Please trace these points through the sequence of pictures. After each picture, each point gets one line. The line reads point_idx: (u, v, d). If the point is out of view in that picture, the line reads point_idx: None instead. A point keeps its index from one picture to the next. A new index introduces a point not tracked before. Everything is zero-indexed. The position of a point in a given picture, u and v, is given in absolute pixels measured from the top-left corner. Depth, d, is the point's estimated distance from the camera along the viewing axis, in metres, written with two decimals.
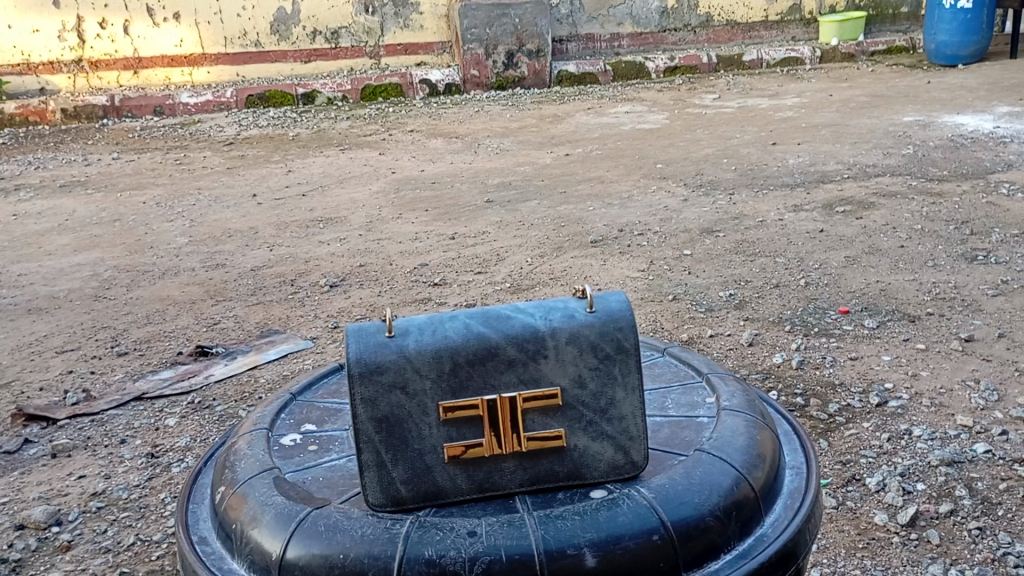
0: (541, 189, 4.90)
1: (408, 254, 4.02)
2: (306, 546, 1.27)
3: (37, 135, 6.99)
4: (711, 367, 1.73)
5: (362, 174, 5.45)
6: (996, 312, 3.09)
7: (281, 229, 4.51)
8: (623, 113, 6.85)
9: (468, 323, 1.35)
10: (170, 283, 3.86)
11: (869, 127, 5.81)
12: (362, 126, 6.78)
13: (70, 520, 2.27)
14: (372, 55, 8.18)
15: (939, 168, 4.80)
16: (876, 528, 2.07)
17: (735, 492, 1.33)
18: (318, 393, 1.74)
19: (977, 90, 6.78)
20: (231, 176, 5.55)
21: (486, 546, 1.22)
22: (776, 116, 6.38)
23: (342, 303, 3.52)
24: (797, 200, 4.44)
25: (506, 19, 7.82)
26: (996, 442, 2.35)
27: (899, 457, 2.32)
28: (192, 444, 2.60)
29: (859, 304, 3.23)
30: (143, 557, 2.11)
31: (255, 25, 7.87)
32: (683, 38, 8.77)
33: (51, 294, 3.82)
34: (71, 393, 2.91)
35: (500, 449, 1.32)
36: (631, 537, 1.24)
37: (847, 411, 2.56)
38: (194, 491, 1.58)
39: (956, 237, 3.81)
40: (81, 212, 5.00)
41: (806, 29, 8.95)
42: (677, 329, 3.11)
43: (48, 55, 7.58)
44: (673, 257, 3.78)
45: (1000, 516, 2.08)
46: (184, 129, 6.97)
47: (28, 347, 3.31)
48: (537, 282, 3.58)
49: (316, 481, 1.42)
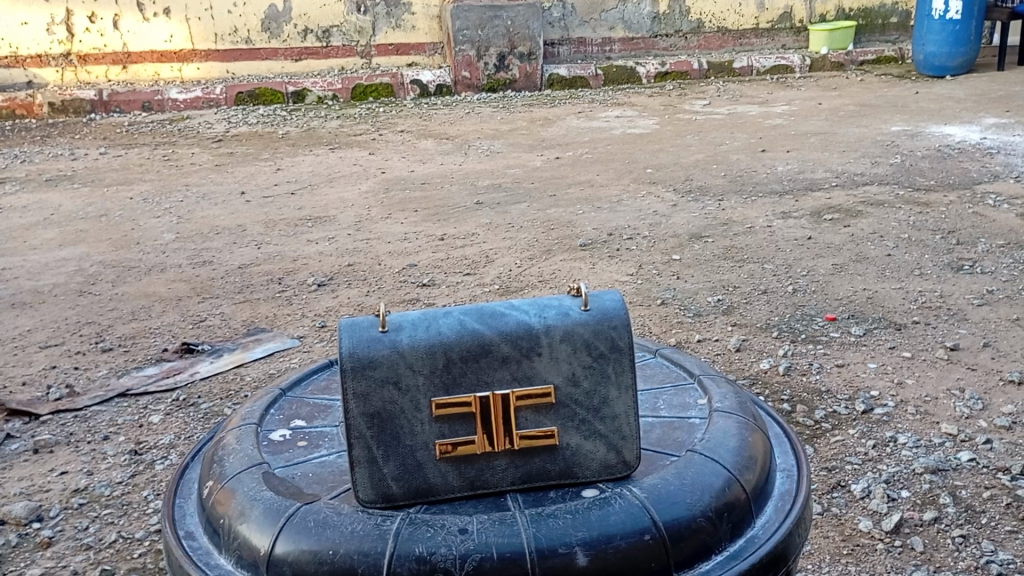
0: (531, 192, 4.90)
1: (397, 254, 4.00)
2: (295, 541, 1.26)
3: (24, 128, 6.93)
4: (703, 368, 1.73)
5: (351, 173, 5.43)
6: (982, 322, 3.11)
7: (269, 227, 4.48)
8: (613, 117, 6.86)
9: (462, 319, 1.34)
10: (156, 279, 3.84)
11: (857, 136, 5.84)
12: (352, 126, 6.76)
13: (51, 516, 2.24)
14: (363, 55, 8.15)
15: (926, 178, 4.83)
16: (861, 534, 2.08)
17: (726, 493, 1.33)
18: (307, 390, 1.72)
19: (964, 102, 6.83)
20: (220, 173, 5.52)
21: (477, 544, 1.22)
22: (765, 123, 6.40)
23: (330, 302, 3.50)
24: (785, 208, 4.45)
25: (497, 21, 7.82)
26: (980, 451, 2.36)
27: (883, 465, 2.33)
28: (176, 441, 2.57)
29: (847, 311, 3.24)
30: (125, 554, 2.09)
31: (246, 22, 7.83)
32: (674, 44, 8.79)
33: (35, 289, 3.78)
34: (54, 388, 2.88)
35: (492, 447, 1.31)
36: (623, 537, 1.23)
37: (833, 417, 2.56)
38: (181, 486, 1.56)
39: (943, 247, 3.83)
40: (67, 206, 4.96)
41: (796, 37, 9.00)
42: (664, 333, 3.11)
43: (37, 48, 7.53)
44: (662, 262, 3.79)
45: (983, 524, 2.09)
46: (172, 125, 6.93)
47: (11, 341, 3.27)
48: (525, 284, 3.57)
49: (305, 477, 1.40)
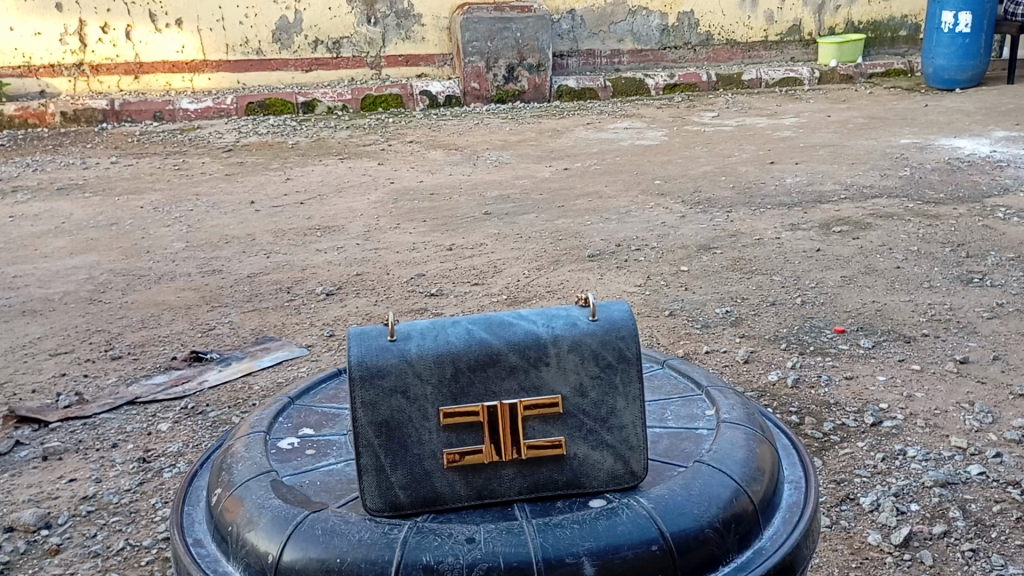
0: (540, 203, 4.90)
1: (405, 264, 4.01)
2: (302, 549, 1.26)
3: (36, 138, 6.98)
4: (711, 380, 1.73)
5: (360, 183, 5.45)
6: (992, 335, 3.10)
7: (278, 236, 4.50)
8: (622, 128, 6.88)
9: (470, 329, 1.35)
10: (165, 287, 3.85)
11: (866, 149, 5.84)
12: (361, 136, 6.79)
13: (60, 523, 2.25)
14: (373, 66, 8.20)
15: (935, 191, 4.82)
16: (869, 548, 2.07)
17: (734, 505, 1.33)
18: (315, 398, 1.73)
19: (974, 115, 6.82)
20: (230, 182, 5.56)
21: (484, 553, 1.22)
22: (774, 136, 6.40)
23: (338, 311, 3.51)
24: (794, 220, 4.44)
25: (507, 33, 7.85)
26: (990, 464, 2.35)
27: (893, 478, 2.32)
28: (184, 449, 2.58)
29: (855, 324, 3.23)
30: (132, 562, 2.10)
31: (257, 33, 7.88)
32: (683, 57, 8.81)
33: (45, 297, 3.80)
34: (63, 396, 2.90)
35: (499, 457, 1.32)
36: (630, 547, 1.23)
37: (842, 430, 2.55)
38: (189, 493, 1.57)
39: (952, 259, 3.82)
40: (78, 215, 4.99)
41: (805, 50, 9.01)
42: (672, 344, 3.11)
43: (49, 58, 7.60)
44: (671, 273, 3.79)
45: (994, 538, 2.08)
46: (183, 135, 6.97)
47: (21, 349, 3.29)
48: (533, 294, 3.57)
49: (312, 485, 1.41)
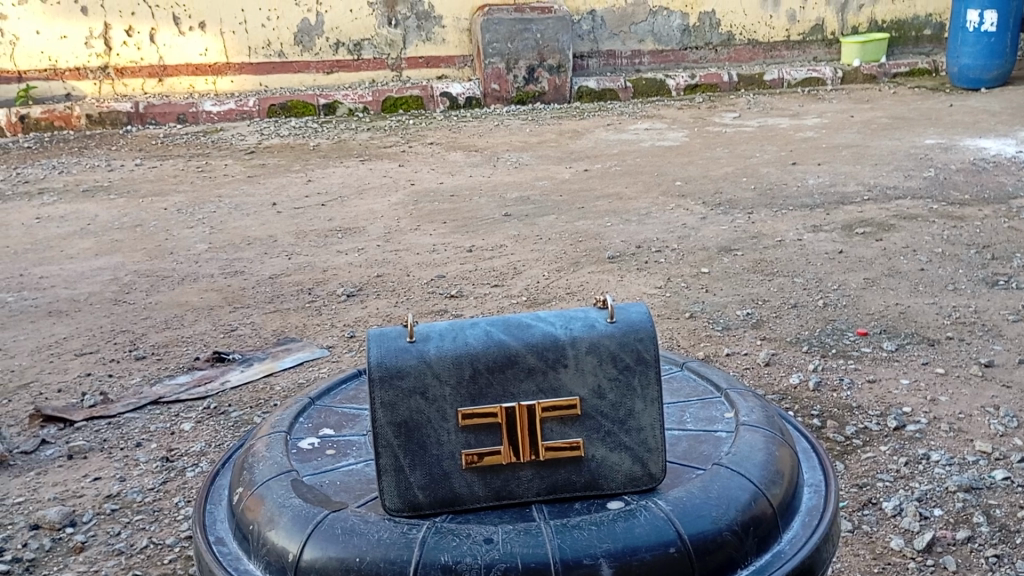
0: (560, 204, 4.90)
1: (425, 265, 4.03)
2: (322, 549, 1.27)
3: (62, 140, 7.06)
4: (731, 382, 1.72)
5: (381, 185, 5.47)
6: (1017, 338, 3.06)
7: (300, 237, 4.53)
8: (642, 130, 6.86)
9: (489, 330, 1.35)
10: (189, 289, 3.89)
11: (890, 149, 5.79)
12: (382, 138, 6.82)
13: (84, 521, 2.28)
14: (394, 68, 8.22)
15: (960, 192, 4.77)
16: (892, 553, 2.05)
17: (753, 508, 1.32)
18: (335, 399, 1.74)
19: (1000, 115, 6.75)
20: (252, 184, 5.61)
21: (502, 554, 1.22)
22: (795, 136, 6.36)
23: (359, 312, 3.53)
24: (816, 221, 4.41)
25: (527, 34, 7.87)
26: (1016, 469, 2.32)
27: (916, 482, 2.30)
28: (207, 449, 2.61)
29: (878, 327, 3.21)
30: (156, 560, 2.12)
31: (279, 35, 7.94)
32: (704, 57, 8.77)
33: (71, 297, 3.85)
34: (88, 395, 2.93)
35: (517, 458, 1.32)
36: (648, 550, 1.23)
37: (864, 434, 2.53)
38: (211, 492, 1.59)
39: (977, 262, 3.77)
40: (103, 217, 5.04)
41: (828, 50, 8.95)
42: (693, 347, 3.10)
43: (75, 61, 7.69)
44: (692, 274, 3.78)
45: (1018, 544, 2.05)
46: (206, 137, 7.04)
47: (48, 348, 3.34)
48: (553, 296, 3.57)
49: (332, 485, 1.42)
